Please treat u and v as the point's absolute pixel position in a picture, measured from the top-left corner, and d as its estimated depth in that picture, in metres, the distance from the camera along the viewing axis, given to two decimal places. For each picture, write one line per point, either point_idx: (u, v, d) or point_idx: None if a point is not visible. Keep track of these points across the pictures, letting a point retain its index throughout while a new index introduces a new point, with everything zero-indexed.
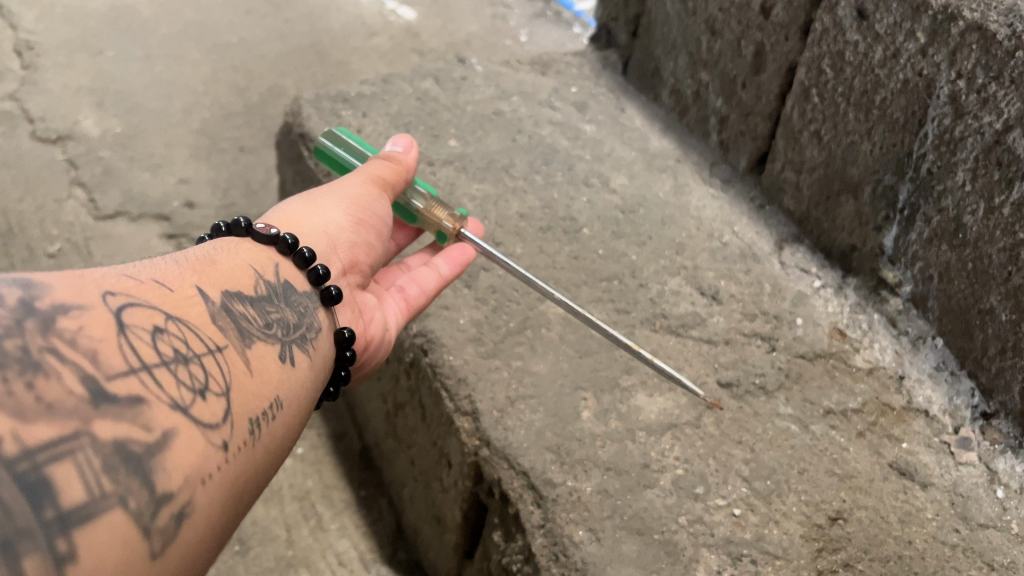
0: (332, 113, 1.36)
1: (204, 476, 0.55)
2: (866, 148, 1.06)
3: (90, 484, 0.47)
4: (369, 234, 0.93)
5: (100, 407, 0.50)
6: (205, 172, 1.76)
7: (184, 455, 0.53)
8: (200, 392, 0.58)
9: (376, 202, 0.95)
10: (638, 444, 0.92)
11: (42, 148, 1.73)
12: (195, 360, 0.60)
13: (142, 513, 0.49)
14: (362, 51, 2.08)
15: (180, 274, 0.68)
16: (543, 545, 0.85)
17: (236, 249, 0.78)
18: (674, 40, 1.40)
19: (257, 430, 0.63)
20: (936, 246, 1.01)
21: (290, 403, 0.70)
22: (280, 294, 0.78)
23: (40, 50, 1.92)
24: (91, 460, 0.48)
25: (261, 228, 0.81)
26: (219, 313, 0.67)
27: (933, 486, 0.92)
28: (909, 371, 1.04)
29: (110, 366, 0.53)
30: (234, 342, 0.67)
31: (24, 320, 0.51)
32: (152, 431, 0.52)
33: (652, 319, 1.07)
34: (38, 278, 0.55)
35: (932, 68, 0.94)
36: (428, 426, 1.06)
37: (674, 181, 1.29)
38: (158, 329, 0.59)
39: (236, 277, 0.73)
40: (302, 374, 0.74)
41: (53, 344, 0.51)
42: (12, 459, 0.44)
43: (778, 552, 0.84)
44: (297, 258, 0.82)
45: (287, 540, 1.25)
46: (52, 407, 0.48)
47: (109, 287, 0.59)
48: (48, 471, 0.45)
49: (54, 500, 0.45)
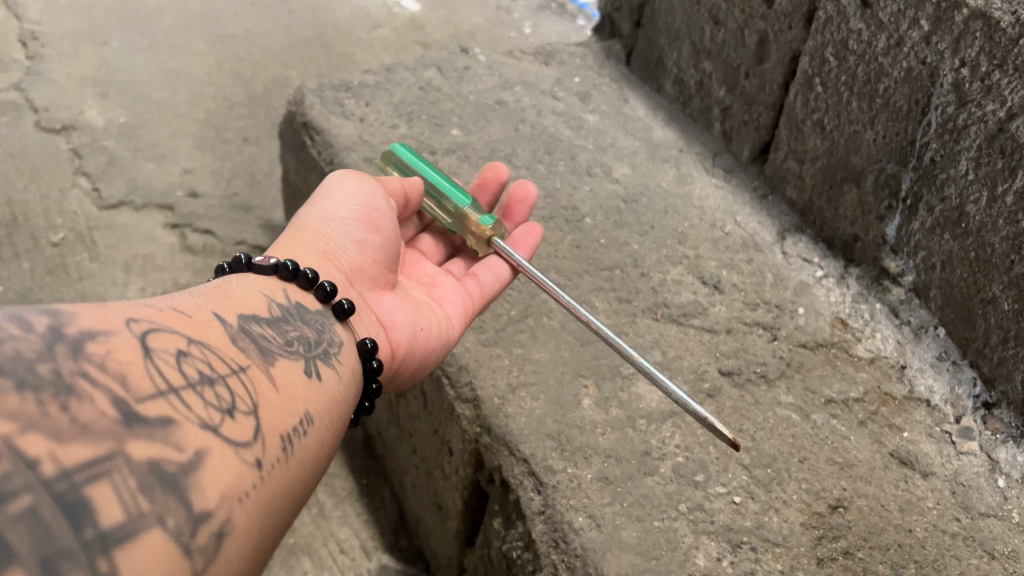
0: (335, 102, 1.36)
1: (241, 494, 0.55)
2: (869, 137, 1.06)
3: (127, 504, 0.48)
4: (372, 231, 0.92)
5: (133, 428, 0.52)
6: (209, 162, 1.76)
7: (217, 473, 0.54)
8: (228, 411, 0.59)
9: (368, 196, 0.93)
10: (638, 432, 0.92)
11: (46, 138, 1.73)
12: (221, 381, 0.61)
13: (180, 531, 0.50)
14: (365, 42, 2.07)
15: (198, 300, 0.69)
16: (543, 532, 0.85)
17: (244, 278, 0.77)
18: (677, 30, 1.39)
19: (290, 447, 0.63)
20: (939, 235, 1.00)
21: (322, 418, 0.70)
22: (296, 313, 0.77)
23: (45, 40, 1.92)
24: (127, 480, 0.49)
25: (261, 260, 0.80)
26: (240, 334, 0.68)
27: (934, 475, 0.92)
28: (911, 361, 1.04)
29: (139, 390, 0.54)
30: (257, 360, 0.67)
31: (54, 345, 0.53)
32: (184, 451, 0.53)
33: (654, 307, 1.07)
34: (65, 307, 0.57)
35: (935, 56, 0.94)
36: (429, 414, 1.07)
37: (677, 171, 1.29)
38: (182, 352, 0.61)
39: (251, 299, 0.74)
40: (332, 388, 0.73)
41: (84, 369, 0.53)
42: (51, 480, 0.46)
43: (778, 540, 0.84)
44: (302, 282, 0.80)
45: (289, 528, 1.25)
46: (87, 428, 0.50)
47: (133, 313, 0.61)
48: (86, 491, 0.47)
49: (94, 519, 0.46)
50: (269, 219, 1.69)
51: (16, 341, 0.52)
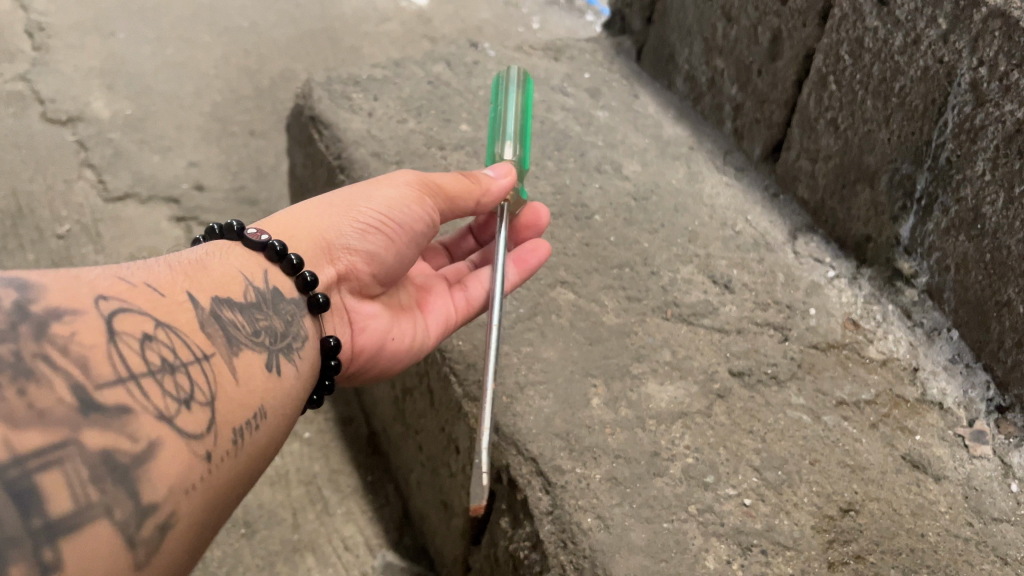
0: (343, 95, 1.35)
1: (189, 486, 0.55)
2: (883, 137, 1.05)
3: (76, 494, 0.48)
4: (390, 244, 0.90)
5: (89, 416, 0.51)
6: (215, 156, 1.75)
7: (169, 465, 0.54)
8: (186, 401, 0.58)
9: (411, 209, 0.90)
10: (648, 432, 0.91)
11: (51, 129, 1.72)
12: (183, 369, 0.60)
13: (126, 523, 0.50)
14: (373, 37, 2.06)
15: (173, 277, 0.67)
16: (551, 532, 0.84)
17: (227, 254, 0.76)
18: (689, 26, 1.38)
19: (242, 439, 0.63)
20: (954, 236, 0.99)
21: (277, 411, 0.69)
22: (270, 300, 0.76)
23: (51, 31, 1.91)
24: (78, 470, 0.49)
25: (252, 232, 0.79)
26: (210, 319, 0.67)
27: (946, 478, 0.91)
28: (924, 363, 1.03)
29: (99, 375, 0.53)
30: (223, 348, 0.66)
31: (19, 324, 0.52)
32: (138, 442, 0.53)
33: (664, 306, 1.06)
34: (35, 280, 0.56)
35: (953, 55, 0.92)
36: (436, 411, 1.06)
37: (687, 169, 1.28)
38: (148, 337, 0.59)
39: (227, 281, 0.72)
40: (291, 381, 0.73)
41: (46, 351, 0.52)
42: (4, 466, 0.45)
43: (789, 543, 0.83)
44: (286, 265, 0.80)
45: (293, 524, 1.25)
46: (43, 414, 0.49)
47: (103, 290, 0.59)
48: (37, 479, 0.47)
49: (42, 508, 0.46)
50: (276, 213, 1.70)
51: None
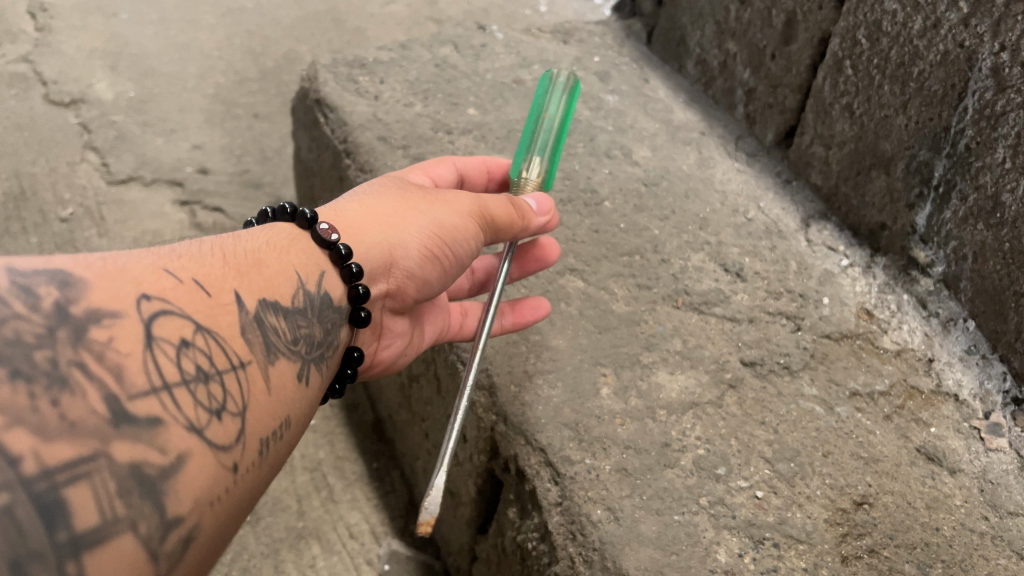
0: (349, 78, 1.33)
1: (214, 500, 0.53)
2: (900, 122, 1.02)
3: (104, 507, 0.46)
4: (440, 270, 0.88)
5: (121, 427, 0.49)
6: (219, 139, 1.74)
7: (197, 479, 0.52)
8: (216, 412, 0.56)
9: (468, 243, 0.87)
10: (658, 423, 0.90)
11: (55, 111, 1.70)
12: (216, 378, 0.58)
13: (152, 537, 0.48)
14: (378, 18, 2.04)
15: (223, 275, 0.65)
16: (560, 523, 0.83)
17: (283, 250, 0.74)
18: (701, 9, 1.36)
19: (266, 450, 0.61)
20: (972, 225, 0.97)
21: (297, 421, 0.68)
22: (317, 307, 0.74)
23: (54, 12, 1.88)
24: (107, 483, 0.47)
25: (323, 227, 0.78)
26: (251, 324, 0.65)
27: (961, 472, 0.89)
28: (939, 354, 1.01)
29: (135, 385, 0.51)
30: (257, 356, 0.64)
31: (57, 329, 0.50)
32: (167, 454, 0.51)
33: (675, 295, 1.04)
34: (75, 276, 0.54)
35: (974, 39, 0.90)
36: (443, 399, 1.05)
37: (699, 154, 1.26)
38: (185, 343, 0.57)
39: (278, 281, 0.71)
40: (314, 392, 0.71)
41: (82, 358, 0.50)
42: (32, 479, 0.43)
43: (801, 536, 0.82)
44: (343, 271, 0.79)
45: (298, 511, 1.24)
46: (74, 425, 0.47)
47: (147, 289, 0.57)
48: (66, 492, 0.44)
49: (69, 522, 0.44)
50: (280, 196, 1.69)
51: (18, 320, 0.49)
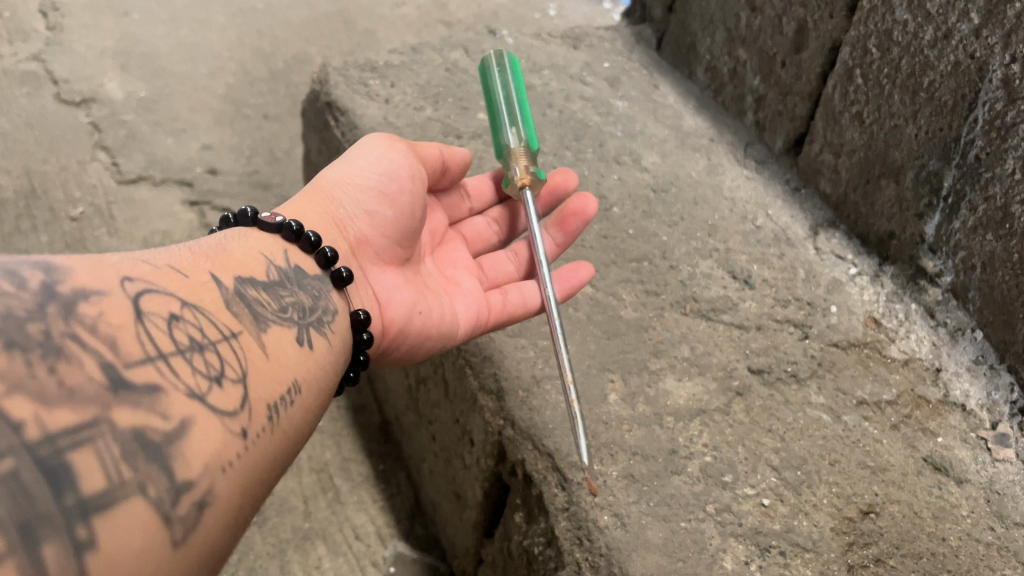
0: (360, 81, 1.33)
1: (224, 463, 0.53)
2: (910, 132, 1.03)
3: (110, 472, 0.46)
4: (386, 198, 0.90)
5: (120, 394, 0.50)
6: (229, 139, 1.75)
7: (203, 442, 0.52)
8: (216, 378, 0.57)
9: (391, 162, 0.91)
10: (665, 429, 0.90)
11: (66, 110, 1.71)
12: (211, 347, 0.59)
13: (162, 499, 0.48)
14: (388, 20, 2.04)
15: (195, 261, 0.66)
16: (567, 529, 0.84)
17: (246, 237, 0.75)
18: (712, 15, 1.36)
19: (275, 416, 0.61)
20: (981, 235, 0.97)
21: (309, 387, 0.68)
22: (292, 278, 0.75)
23: (65, 11, 1.89)
24: (111, 448, 0.47)
25: (266, 216, 0.79)
26: (234, 298, 0.66)
27: (968, 482, 0.89)
28: (947, 364, 1.01)
29: (128, 354, 0.52)
30: (249, 326, 0.65)
31: (47, 304, 0.51)
32: (170, 419, 0.51)
33: (683, 301, 1.04)
34: (59, 262, 0.55)
35: (985, 50, 0.90)
36: (451, 402, 1.05)
37: (707, 161, 1.26)
38: (174, 316, 0.58)
39: (249, 262, 0.71)
40: (321, 356, 0.71)
41: (75, 331, 0.51)
42: (35, 444, 0.44)
43: (807, 545, 0.82)
44: (304, 244, 0.79)
45: (304, 512, 1.24)
46: (74, 393, 0.48)
47: (127, 272, 0.59)
48: (70, 456, 0.45)
49: (75, 485, 0.44)
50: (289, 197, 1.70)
51: (8, 298, 0.50)
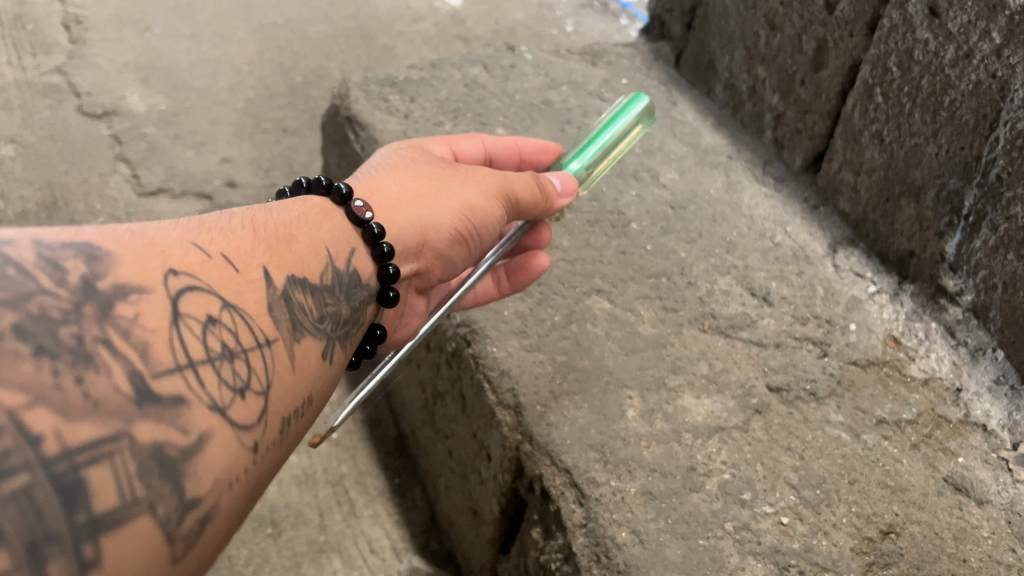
0: (380, 96, 1.35)
1: (234, 480, 0.51)
2: (930, 151, 1.03)
3: (124, 490, 0.43)
4: (465, 255, 0.91)
5: (145, 407, 0.46)
6: (248, 152, 1.76)
7: (220, 459, 0.50)
8: (241, 391, 0.54)
9: (494, 225, 0.91)
10: (684, 446, 0.90)
11: (88, 122, 1.73)
12: (242, 356, 0.56)
13: (169, 519, 0.45)
14: (406, 36, 2.06)
15: (250, 249, 0.63)
16: (584, 545, 0.83)
17: (312, 227, 0.73)
18: (731, 33, 1.37)
19: (285, 430, 0.59)
20: (1002, 255, 0.97)
21: (316, 400, 0.67)
22: (342, 285, 0.73)
23: (89, 25, 1.92)
24: (128, 465, 0.44)
25: (358, 206, 0.78)
26: (278, 302, 0.63)
27: (989, 503, 0.89)
28: (967, 384, 1.01)
29: (159, 363, 0.49)
30: (283, 334, 0.62)
31: (84, 306, 0.47)
32: (190, 435, 0.48)
33: (701, 318, 1.04)
34: (105, 248, 0.51)
35: (1006, 70, 0.90)
36: (468, 417, 1.05)
37: (726, 178, 1.27)
38: (211, 320, 0.55)
39: (305, 258, 0.69)
40: (334, 371, 0.70)
41: (108, 335, 0.47)
42: (51, 459, 0.41)
43: (826, 564, 0.81)
44: (377, 251, 0.79)
45: (319, 525, 1.24)
46: (98, 405, 0.44)
47: (174, 263, 0.55)
48: (85, 474, 0.42)
49: (88, 503, 0.42)
50: None
51: (44, 294, 0.46)
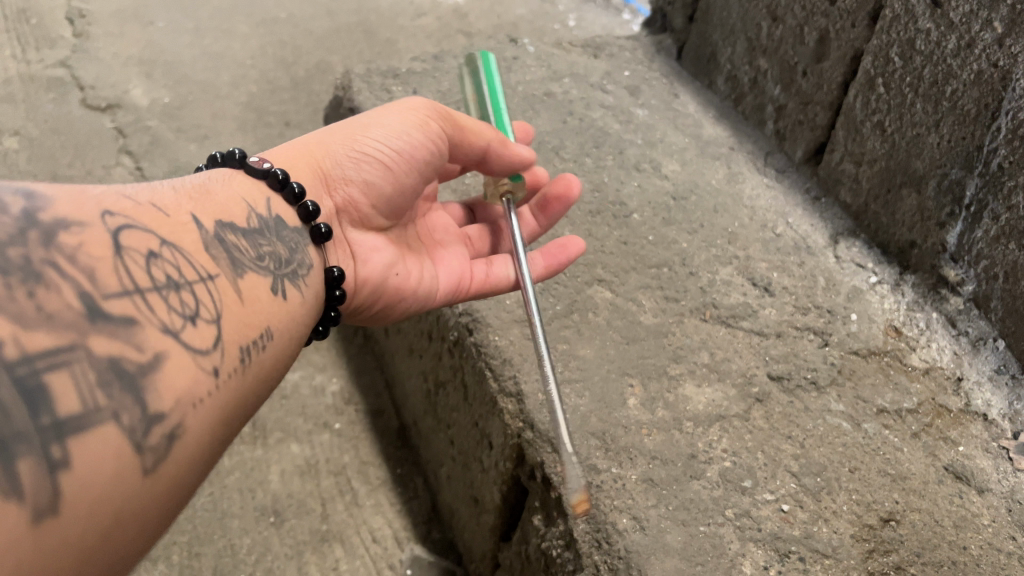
0: (383, 88, 1.35)
1: (197, 400, 0.54)
2: (932, 141, 1.03)
3: (84, 395, 0.47)
4: (388, 174, 0.89)
5: (96, 322, 0.50)
6: (251, 145, 1.76)
7: (176, 377, 0.53)
8: (191, 317, 0.58)
9: (412, 137, 0.89)
10: (685, 434, 0.90)
11: (91, 115, 1.73)
12: (188, 287, 0.59)
13: (133, 428, 0.49)
14: (408, 30, 2.06)
15: (178, 199, 0.66)
16: (585, 532, 0.84)
17: (230, 181, 0.76)
18: (733, 25, 1.37)
19: (247, 357, 0.62)
20: (1003, 244, 0.97)
21: (281, 336, 0.69)
22: (272, 228, 0.76)
23: (92, 19, 1.93)
24: (86, 372, 0.48)
25: (254, 161, 0.80)
26: (214, 241, 0.66)
27: (989, 491, 0.89)
28: (968, 373, 1.01)
29: (106, 285, 0.53)
30: (227, 270, 0.65)
31: (27, 230, 0.51)
32: (143, 351, 0.52)
33: (703, 308, 1.04)
34: (41, 190, 0.55)
35: (1008, 60, 0.90)
36: (469, 406, 1.05)
37: (727, 169, 1.27)
38: (154, 254, 0.58)
39: (232, 208, 0.72)
40: (295, 308, 0.73)
41: (53, 259, 0.51)
42: (13, 363, 0.44)
43: (827, 551, 0.82)
44: (287, 194, 0.80)
45: (322, 514, 1.25)
46: (51, 317, 0.48)
47: (108, 206, 0.58)
48: (46, 378, 0.46)
49: (51, 406, 0.45)
50: None
51: None
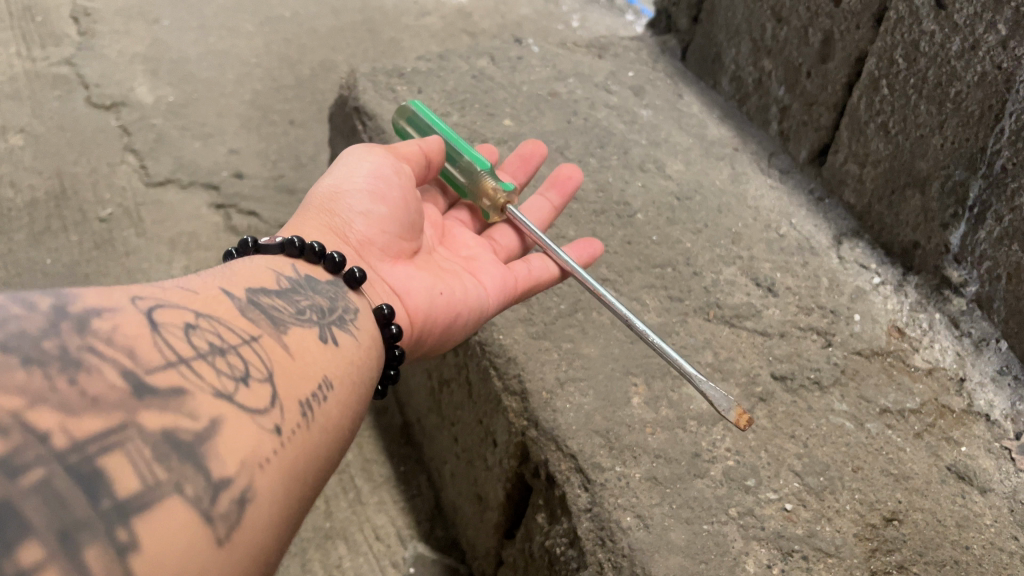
0: (388, 87, 1.35)
1: (262, 461, 0.53)
2: (936, 142, 1.03)
3: (144, 473, 0.46)
4: (380, 199, 0.89)
5: (144, 398, 0.50)
6: (255, 144, 1.76)
7: (235, 440, 0.52)
8: (241, 379, 0.57)
9: (372, 162, 0.91)
10: (688, 433, 0.90)
11: (96, 113, 1.74)
12: (232, 351, 0.59)
13: (201, 497, 0.48)
14: (412, 30, 2.07)
15: (205, 278, 0.67)
16: (589, 529, 0.84)
17: (252, 257, 0.75)
18: (737, 26, 1.37)
19: (309, 410, 0.61)
20: (1007, 246, 0.98)
21: (343, 382, 0.68)
22: (305, 284, 0.75)
23: (97, 17, 1.93)
24: (142, 450, 0.47)
25: (265, 240, 0.79)
26: (249, 306, 0.66)
27: (992, 491, 0.89)
28: (971, 374, 1.01)
29: (148, 361, 0.52)
30: (268, 329, 0.65)
31: (59, 321, 0.51)
32: (198, 419, 0.51)
33: (706, 307, 1.05)
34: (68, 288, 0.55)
35: (1012, 62, 0.91)
36: (474, 404, 1.06)
37: (731, 170, 1.27)
38: (190, 326, 0.58)
39: (259, 275, 0.72)
40: (349, 352, 0.71)
41: (91, 344, 0.51)
42: (63, 452, 0.44)
43: (830, 550, 0.82)
44: (309, 254, 0.78)
45: (325, 512, 1.25)
46: (97, 400, 0.48)
47: (138, 291, 0.59)
48: (101, 462, 0.45)
49: (110, 489, 0.44)
50: None
51: (19, 319, 0.50)
